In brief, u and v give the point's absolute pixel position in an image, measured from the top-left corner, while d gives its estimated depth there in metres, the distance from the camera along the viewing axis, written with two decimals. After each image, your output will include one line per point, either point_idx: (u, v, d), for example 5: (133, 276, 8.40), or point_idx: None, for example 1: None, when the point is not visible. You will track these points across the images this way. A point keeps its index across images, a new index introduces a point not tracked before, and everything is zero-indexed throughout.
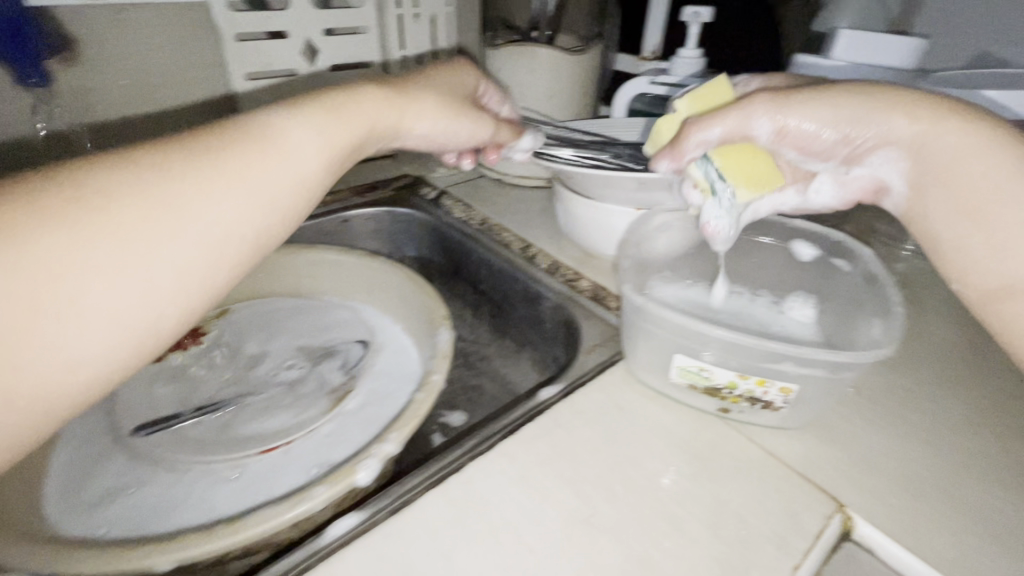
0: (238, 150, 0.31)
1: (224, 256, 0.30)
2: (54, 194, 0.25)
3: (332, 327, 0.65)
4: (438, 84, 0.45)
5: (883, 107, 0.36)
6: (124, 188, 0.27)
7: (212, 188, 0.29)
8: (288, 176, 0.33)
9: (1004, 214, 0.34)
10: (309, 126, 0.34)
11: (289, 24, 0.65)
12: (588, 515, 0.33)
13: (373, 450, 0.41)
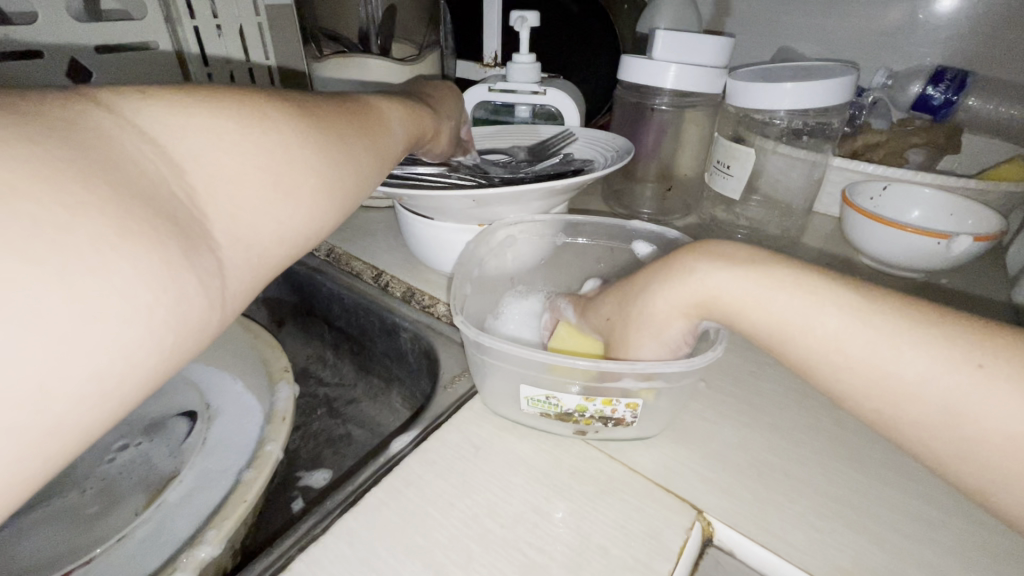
0: (380, 117, 0.36)
1: (369, 194, 0.34)
2: (288, 103, 0.29)
3: (154, 399, 0.55)
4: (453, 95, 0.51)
5: (652, 308, 0.33)
6: (326, 116, 0.31)
7: (370, 137, 0.34)
8: (397, 142, 0.37)
9: (802, 348, 0.27)
10: (409, 112, 0.40)
11: (40, 40, 0.53)
12: None
13: (182, 559, 0.33)
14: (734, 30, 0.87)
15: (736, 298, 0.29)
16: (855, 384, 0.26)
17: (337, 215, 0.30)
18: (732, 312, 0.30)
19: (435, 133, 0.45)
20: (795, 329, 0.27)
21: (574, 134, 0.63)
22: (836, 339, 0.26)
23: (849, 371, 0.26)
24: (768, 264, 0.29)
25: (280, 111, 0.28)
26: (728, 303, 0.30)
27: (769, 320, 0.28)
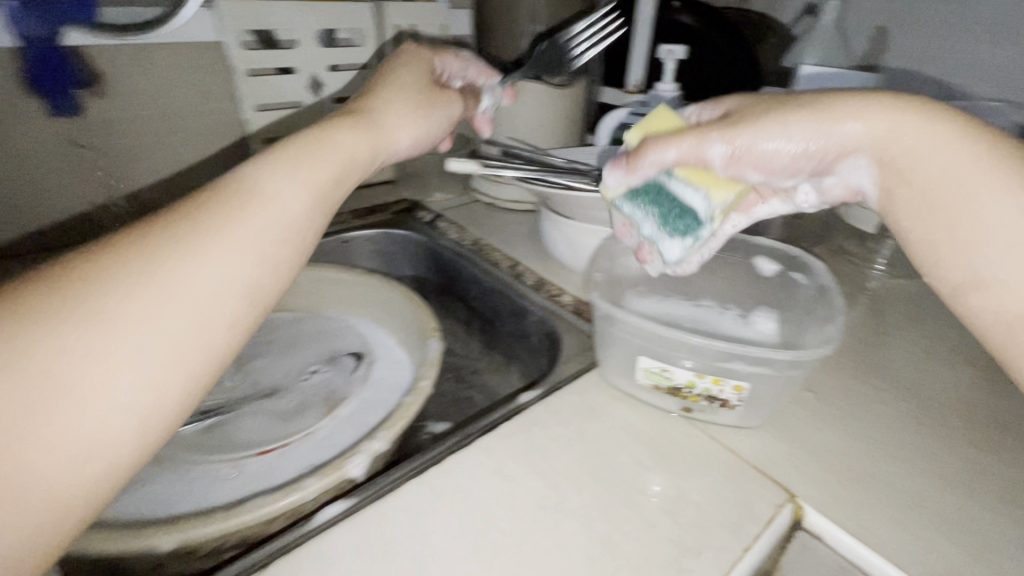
0: (231, 211, 0.32)
1: (236, 299, 0.30)
2: (78, 270, 0.27)
3: (329, 339, 0.68)
4: (395, 91, 0.46)
5: (833, 114, 0.37)
6: (133, 257, 0.28)
7: (208, 247, 0.30)
8: (270, 226, 0.33)
9: (963, 209, 0.34)
10: (299, 175, 0.35)
11: (296, 60, 0.71)
12: (555, 502, 0.36)
13: (363, 446, 0.44)
14: (892, 67, 0.85)
15: (920, 144, 0.35)
16: (1006, 240, 0.32)
17: (193, 350, 0.28)
18: (908, 158, 0.35)
19: (363, 158, 0.41)
20: (963, 187, 0.34)
21: None
22: (988, 206, 0.33)
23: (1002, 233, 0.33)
24: (954, 127, 0.35)
25: (64, 287, 0.26)
26: (908, 150, 0.35)
27: (936, 179, 0.35)
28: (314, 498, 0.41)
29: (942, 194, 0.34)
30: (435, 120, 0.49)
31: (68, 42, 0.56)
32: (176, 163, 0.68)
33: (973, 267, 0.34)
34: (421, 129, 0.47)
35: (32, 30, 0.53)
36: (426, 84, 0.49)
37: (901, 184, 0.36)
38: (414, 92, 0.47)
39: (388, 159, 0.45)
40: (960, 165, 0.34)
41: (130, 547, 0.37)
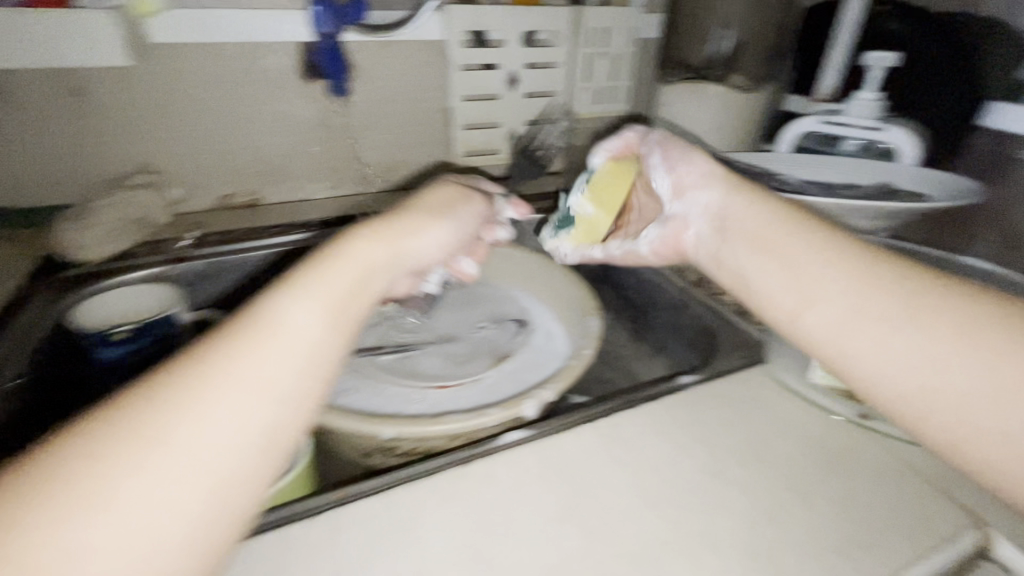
0: (245, 346, 0.28)
1: (252, 451, 0.27)
2: (73, 442, 0.24)
3: (494, 302, 0.76)
4: (417, 209, 0.45)
5: (704, 166, 0.50)
6: (131, 419, 0.25)
7: (218, 395, 0.26)
8: (286, 360, 0.29)
9: (785, 263, 0.41)
10: (315, 297, 0.32)
11: (501, 58, 0.80)
12: (719, 470, 0.39)
13: (535, 392, 0.51)
14: None
15: (774, 218, 0.44)
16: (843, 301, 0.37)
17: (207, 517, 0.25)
18: (740, 218, 0.46)
19: (386, 271, 0.38)
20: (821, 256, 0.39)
21: (910, 169, 0.64)
22: (874, 299, 0.35)
23: (898, 318, 0.34)
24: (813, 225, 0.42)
25: (64, 458, 0.23)
26: (764, 217, 0.44)
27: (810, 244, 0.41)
28: (495, 424, 0.48)
29: (820, 284, 0.38)
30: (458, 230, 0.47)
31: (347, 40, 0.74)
32: (389, 137, 0.83)
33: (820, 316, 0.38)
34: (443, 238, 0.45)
35: (326, 29, 0.71)
36: (448, 193, 0.50)
37: (790, 288, 0.40)
38: (432, 206, 0.46)
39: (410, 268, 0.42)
40: (852, 266, 0.38)
41: (360, 428, 0.47)
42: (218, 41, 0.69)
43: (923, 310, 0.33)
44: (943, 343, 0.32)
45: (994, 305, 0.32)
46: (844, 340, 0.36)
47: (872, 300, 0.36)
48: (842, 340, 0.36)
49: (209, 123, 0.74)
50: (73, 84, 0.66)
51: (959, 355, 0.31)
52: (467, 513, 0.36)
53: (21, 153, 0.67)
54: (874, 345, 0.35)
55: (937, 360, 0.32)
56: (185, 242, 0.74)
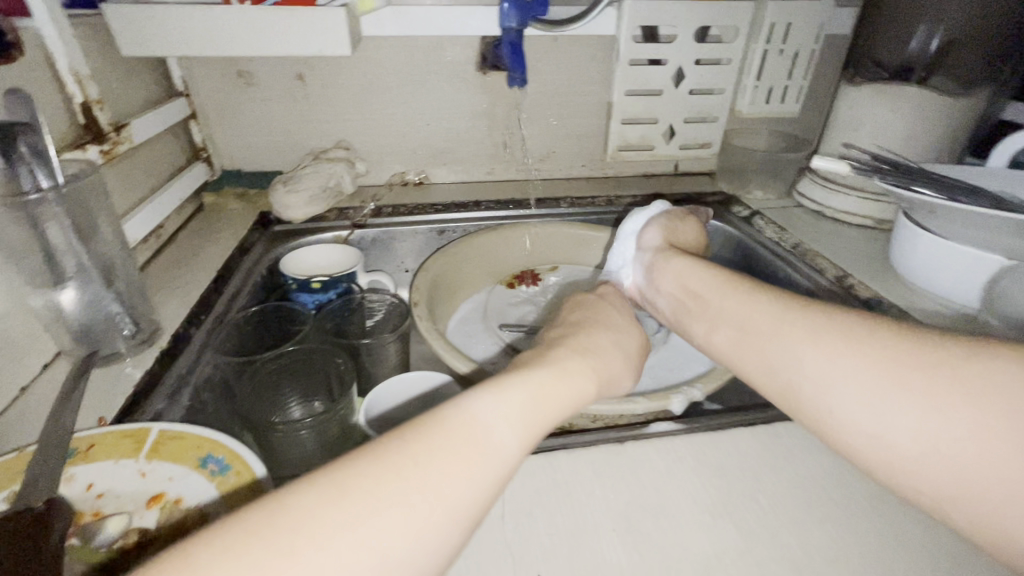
0: (466, 460, 0.26)
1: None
2: (309, 499, 0.22)
3: None
4: (612, 330, 0.42)
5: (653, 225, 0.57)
6: (367, 510, 0.23)
7: (428, 504, 0.24)
8: (482, 471, 0.26)
9: (724, 319, 0.40)
10: (530, 421, 0.29)
11: (670, 53, 0.79)
12: (893, 505, 0.38)
13: (683, 390, 0.51)
14: None
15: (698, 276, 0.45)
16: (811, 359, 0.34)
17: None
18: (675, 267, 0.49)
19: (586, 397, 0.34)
20: (770, 317, 0.37)
21: None
22: (764, 322, 0.37)
23: (783, 336, 0.36)
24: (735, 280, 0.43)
25: (280, 522, 0.22)
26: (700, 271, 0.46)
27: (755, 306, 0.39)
28: (640, 413, 0.49)
29: (722, 313, 0.41)
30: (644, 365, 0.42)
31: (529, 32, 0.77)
32: (549, 125, 0.87)
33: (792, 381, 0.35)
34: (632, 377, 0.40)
35: (512, 24, 0.71)
36: (611, 315, 0.44)
37: (700, 318, 0.43)
38: (628, 332, 0.43)
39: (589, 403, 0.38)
40: (744, 297, 0.40)
41: None
42: (411, 34, 0.77)
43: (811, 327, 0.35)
44: (828, 360, 0.33)
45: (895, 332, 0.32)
46: (746, 366, 0.38)
47: (766, 321, 0.37)
48: (742, 361, 0.38)
49: (396, 109, 0.83)
50: (298, 72, 0.78)
51: (841, 362, 0.32)
52: (625, 491, 0.38)
53: (262, 125, 0.82)
54: (773, 363, 0.36)
55: (825, 370, 0.33)
56: (368, 210, 0.82)
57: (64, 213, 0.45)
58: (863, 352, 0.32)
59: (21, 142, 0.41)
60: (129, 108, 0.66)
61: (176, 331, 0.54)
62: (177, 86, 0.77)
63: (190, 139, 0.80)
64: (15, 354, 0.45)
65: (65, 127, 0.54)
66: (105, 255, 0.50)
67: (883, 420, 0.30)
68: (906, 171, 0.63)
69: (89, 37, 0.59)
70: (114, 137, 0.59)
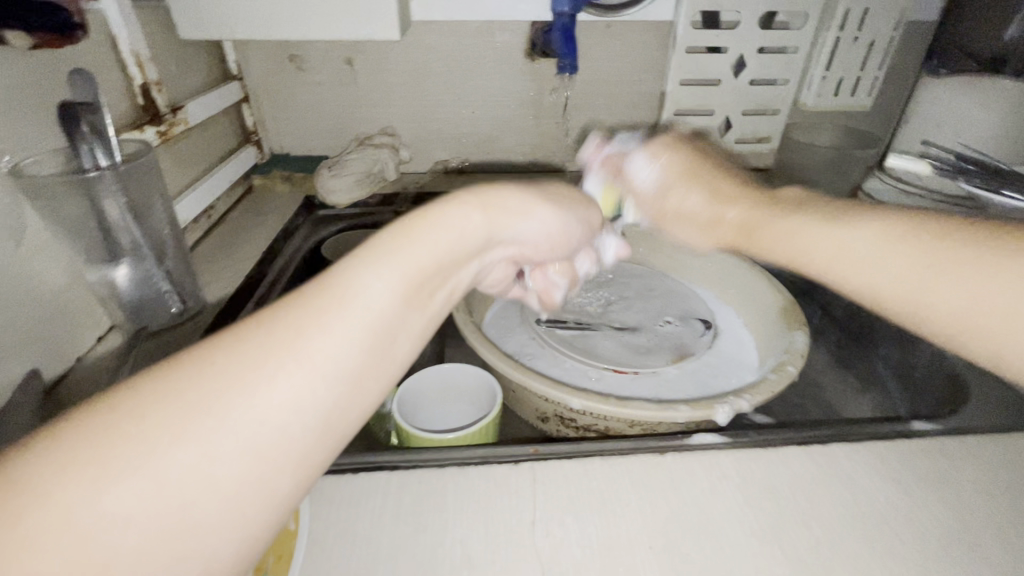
0: (311, 308, 0.22)
1: (307, 433, 0.21)
2: (139, 397, 0.19)
3: (679, 296, 0.71)
4: (518, 185, 0.35)
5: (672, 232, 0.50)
6: (209, 392, 0.20)
7: (265, 363, 0.21)
8: (352, 316, 0.23)
9: (763, 233, 0.41)
10: (398, 262, 0.25)
11: (731, 40, 0.74)
12: (966, 540, 0.34)
13: (731, 399, 0.48)
14: None
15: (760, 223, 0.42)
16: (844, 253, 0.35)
17: (258, 502, 0.20)
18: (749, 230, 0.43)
19: (480, 242, 0.30)
20: (796, 224, 0.39)
21: None
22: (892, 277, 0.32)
23: (933, 283, 0.30)
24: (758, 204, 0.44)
25: (108, 424, 0.19)
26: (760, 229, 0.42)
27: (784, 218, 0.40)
28: (681, 421, 0.47)
29: (849, 277, 0.35)
30: (570, 221, 0.37)
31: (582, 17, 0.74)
32: (598, 115, 0.84)
33: (827, 271, 0.36)
34: (554, 219, 0.35)
35: (564, 9, 0.68)
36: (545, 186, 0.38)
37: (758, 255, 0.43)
38: (544, 190, 0.37)
39: (507, 249, 0.33)
40: (776, 215, 0.41)
41: (547, 390, 0.49)
42: (461, 19, 0.75)
43: (950, 266, 0.30)
44: (862, 245, 0.34)
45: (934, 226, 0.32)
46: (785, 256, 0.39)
47: (898, 278, 0.32)
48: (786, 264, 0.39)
49: (441, 96, 0.82)
50: (347, 57, 0.78)
51: (867, 245, 0.34)
52: (664, 505, 0.35)
53: (311, 110, 0.83)
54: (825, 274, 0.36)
55: (858, 251, 0.34)
56: (410, 197, 0.81)
57: (121, 190, 0.46)
58: (915, 248, 0.32)
59: (83, 120, 0.42)
60: (186, 90, 0.67)
61: (221, 311, 0.55)
62: (231, 69, 0.78)
63: (242, 122, 0.82)
64: (72, 328, 0.47)
65: (126, 108, 0.56)
66: (158, 233, 0.51)
67: (968, 302, 0.29)
68: (999, 168, 0.58)
69: (150, 19, 0.60)
70: (171, 118, 0.61)
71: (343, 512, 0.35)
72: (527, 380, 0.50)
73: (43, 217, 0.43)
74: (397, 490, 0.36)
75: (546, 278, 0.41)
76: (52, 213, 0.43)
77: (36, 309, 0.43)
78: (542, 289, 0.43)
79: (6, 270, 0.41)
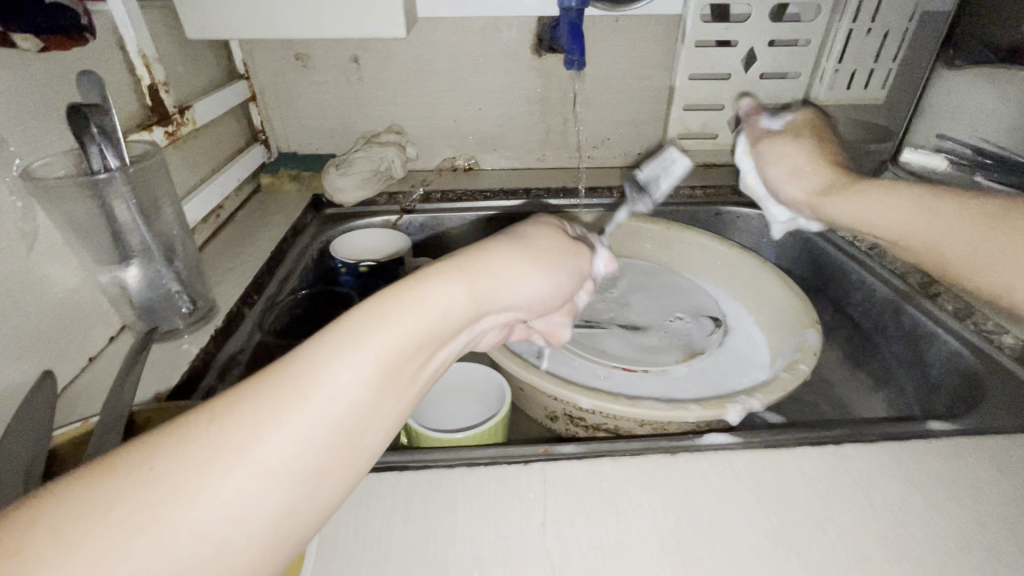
0: (271, 404, 0.22)
1: (256, 541, 0.21)
2: (81, 503, 0.19)
3: (688, 294, 0.71)
4: (509, 244, 0.34)
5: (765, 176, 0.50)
6: (156, 499, 0.19)
7: (217, 466, 0.20)
8: (314, 412, 0.23)
9: (838, 196, 0.44)
10: (366, 353, 0.25)
11: (741, 34, 0.73)
12: (986, 545, 0.34)
13: (742, 399, 0.48)
14: None
15: (837, 184, 0.45)
16: (917, 223, 0.39)
17: None
18: (841, 191, 0.44)
19: (463, 318, 0.29)
20: (863, 191, 0.43)
21: None
22: (965, 247, 0.36)
23: (990, 254, 0.35)
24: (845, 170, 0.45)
25: (41, 534, 0.18)
26: (832, 194, 0.45)
27: (860, 183, 0.43)
28: (691, 420, 0.46)
29: (910, 243, 0.40)
30: (564, 276, 0.36)
31: (590, 12, 0.73)
32: (605, 110, 0.84)
33: (895, 235, 0.41)
34: (544, 280, 0.34)
35: (572, 3, 0.68)
36: (536, 232, 0.38)
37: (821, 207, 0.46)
38: (533, 243, 0.36)
39: (494, 318, 0.32)
40: (857, 184, 0.43)
41: (556, 389, 0.48)
42: (468, 15, 0.75)
43: (1003, 240, 0.35)
44: (936, 215, 0.38)
45: (997, 205, 0.36)
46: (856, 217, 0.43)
47: (962, 250, 0.37)
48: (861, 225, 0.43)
49: (448, 93, 0.82)
50: (354, 55, 0.78)
51: (937, 216, 0.38)
52: (676, 507, 0.35)
53: (318, 107, 0.83)
54: (895, 237, 0.41)
55: (933, 222, 0.38)
56: (417, 196, 0.81)
57: (130, 192, 0.46)
58: (979, 222, 0.36)
59: (92, 122, 0.42)
60: (194, 90, 0.67)
61: (232, 310, 0.56)
62: (239, 69, 0.78)
63: (250, 122, 0.82)
64: (83, 328, 0.48)
65: (135, 108, 0.56)
66: (167, 232, 0.51)
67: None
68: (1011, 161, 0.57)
69: (157, 19, 0.60)
70: (179, 118, 0.61)
71: (350, 515, 0.35)
72: (536, 378, 0.49)
73: (53, 220, 0.44)
74: (407, 491, 0.36)
75: (549, 322, 0.42)
76: (62, 215, 0.44)
77: (46, 310, 0.44)
78: (546, 332, 0.43)
79: (16, 273, 0.41)
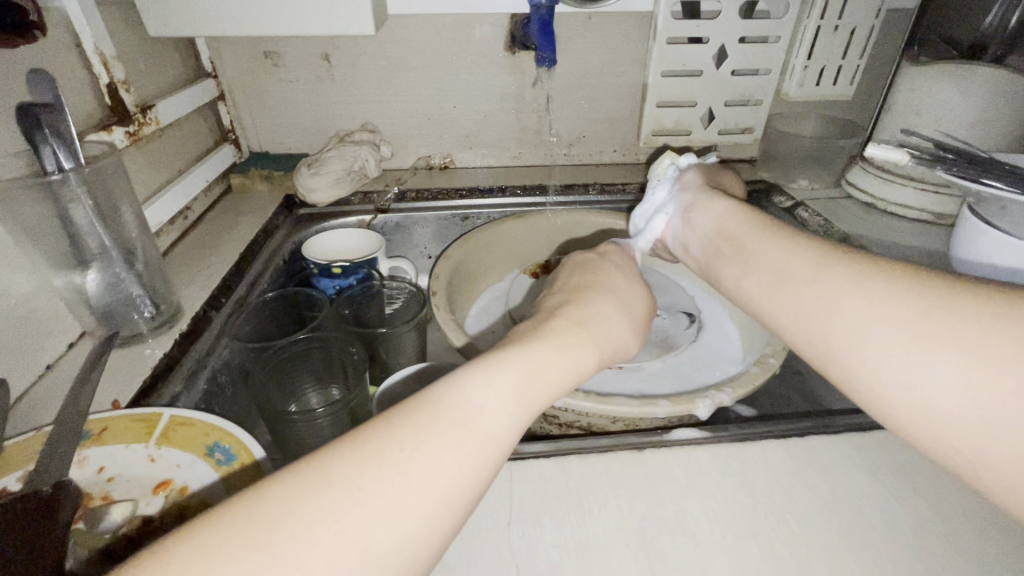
0: (453, 426, 0.27)
1: (431, 547, 0.24)
2: (322, 476, 0.23)
3: (663, 290, 0.71)
4: (602, 291, 0.40)
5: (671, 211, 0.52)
6: (375, 485, 0.23)
7: (417, 468, 0.25)
8: (482, 437, 0.27)
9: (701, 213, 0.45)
10: (501, 379, 0.29)
11: (712, 31, 0.73)
12: (944, 532, 0.34)
13: (712, 393, 0.48)
14: None
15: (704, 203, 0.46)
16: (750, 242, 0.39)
17: None
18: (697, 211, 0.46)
19: (584, 365, 0.33)
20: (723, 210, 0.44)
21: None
22: (765, 267, 0.36)
23: (782, 283, 0.35)
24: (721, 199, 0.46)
25: (297, 496, 0.22)
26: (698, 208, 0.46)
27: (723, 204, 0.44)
28: (662, 416, 0.46)
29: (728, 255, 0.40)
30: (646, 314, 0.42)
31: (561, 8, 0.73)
32: (580, 108, 0.84)
33: (720, 249, 0.42)
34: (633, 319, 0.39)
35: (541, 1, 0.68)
36: (619, 270, 0.44)
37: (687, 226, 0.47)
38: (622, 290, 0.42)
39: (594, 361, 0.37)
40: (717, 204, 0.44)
41: None
42: (439, 12, 0.74)
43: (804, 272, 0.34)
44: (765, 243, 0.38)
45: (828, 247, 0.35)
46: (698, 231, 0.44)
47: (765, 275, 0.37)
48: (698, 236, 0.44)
49: (421, 91, 0.81)
50: (324, 52, 0.77)
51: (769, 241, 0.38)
52: (642, 503, 0.35)
53: (289, 106, 0.82)
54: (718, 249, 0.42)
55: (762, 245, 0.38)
56: (392, 194, 0.80)
57: (87, 194, 0.45)
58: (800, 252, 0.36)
59: (44, 123, 0.41)
60: (156, 88, 0.66)
61: (197, 313, 0.55)
62: (206, 67, 0.77)
63: (219, 121, 0.81)
64: (38, 334, 0.46)
65: (92, 108, 0.54)
66: (127, 235, 0.50)
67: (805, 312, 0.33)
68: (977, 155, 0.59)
69: (115, 16, 0.59)
70: (141, 118, 0.59)
71: None
72: None
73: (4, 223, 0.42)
74: None
75: None
76: (12, 217, 0.42)
77: None
78: None
79: None
